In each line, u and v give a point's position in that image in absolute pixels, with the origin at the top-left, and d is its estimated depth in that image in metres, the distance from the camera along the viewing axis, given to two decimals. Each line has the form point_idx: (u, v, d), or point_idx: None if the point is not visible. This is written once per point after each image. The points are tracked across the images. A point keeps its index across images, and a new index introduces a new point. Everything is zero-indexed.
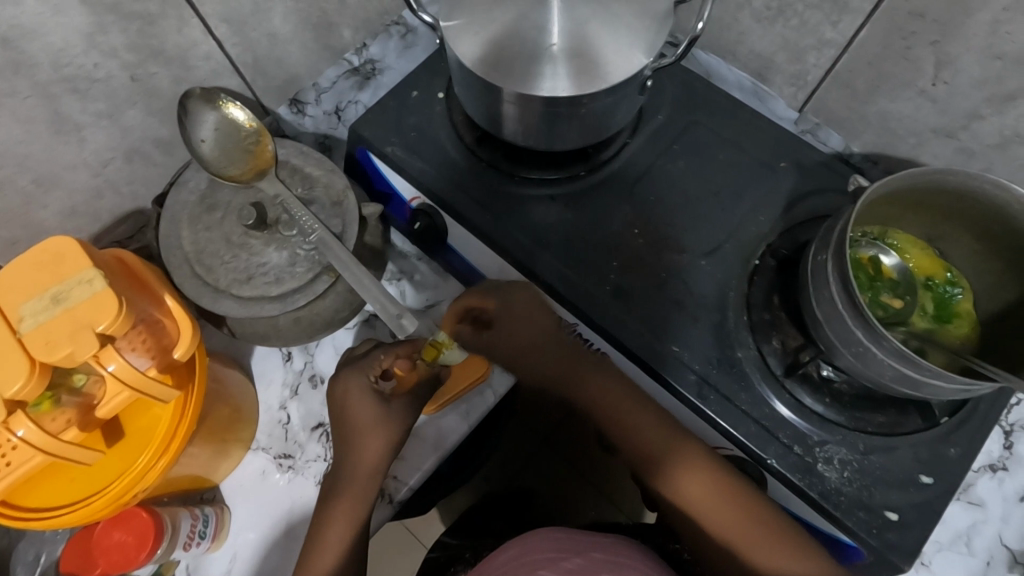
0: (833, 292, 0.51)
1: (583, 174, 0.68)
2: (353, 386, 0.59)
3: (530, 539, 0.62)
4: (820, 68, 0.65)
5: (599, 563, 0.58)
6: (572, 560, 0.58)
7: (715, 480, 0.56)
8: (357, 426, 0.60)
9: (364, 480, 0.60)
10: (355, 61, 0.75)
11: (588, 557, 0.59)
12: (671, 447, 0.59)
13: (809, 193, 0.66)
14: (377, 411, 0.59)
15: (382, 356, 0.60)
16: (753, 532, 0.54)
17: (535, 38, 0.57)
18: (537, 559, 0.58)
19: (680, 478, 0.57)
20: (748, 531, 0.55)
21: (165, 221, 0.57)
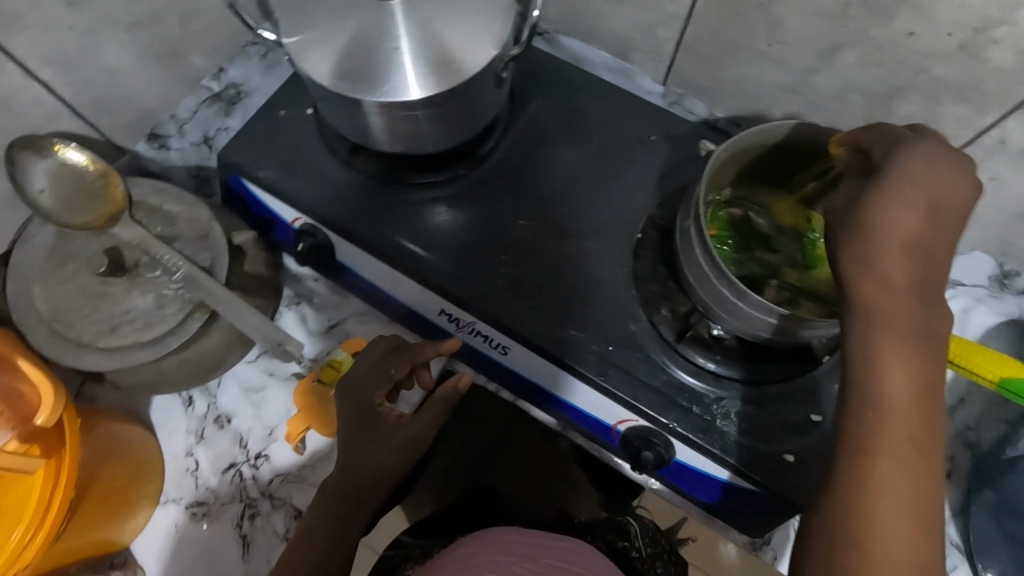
0: (698, 255, 0.53)
1: (463, 172, 0.67)
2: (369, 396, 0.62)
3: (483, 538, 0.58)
4: (671, 41, 0.67)
5: (551, 568, 0.54)
6: (525, 563, 0.54)
7: (926, 244, 0.39)
8: (365, 430, 0.61)
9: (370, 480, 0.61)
10: (215, 86, 0.72)
11: (539, 562, 0.54)
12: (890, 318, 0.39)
13: (680, 162, 0.68)
14: (384, 426, 0.62)
15: (388, 372, 0.63)
16: (903, 250, 0.39)
17: (383, 43, 0.56)
18: (485, 561, 0.52)
19: (877, 238, 0.39)
20: (896, 306, 0.39)
21: (12, 281, 0.54)
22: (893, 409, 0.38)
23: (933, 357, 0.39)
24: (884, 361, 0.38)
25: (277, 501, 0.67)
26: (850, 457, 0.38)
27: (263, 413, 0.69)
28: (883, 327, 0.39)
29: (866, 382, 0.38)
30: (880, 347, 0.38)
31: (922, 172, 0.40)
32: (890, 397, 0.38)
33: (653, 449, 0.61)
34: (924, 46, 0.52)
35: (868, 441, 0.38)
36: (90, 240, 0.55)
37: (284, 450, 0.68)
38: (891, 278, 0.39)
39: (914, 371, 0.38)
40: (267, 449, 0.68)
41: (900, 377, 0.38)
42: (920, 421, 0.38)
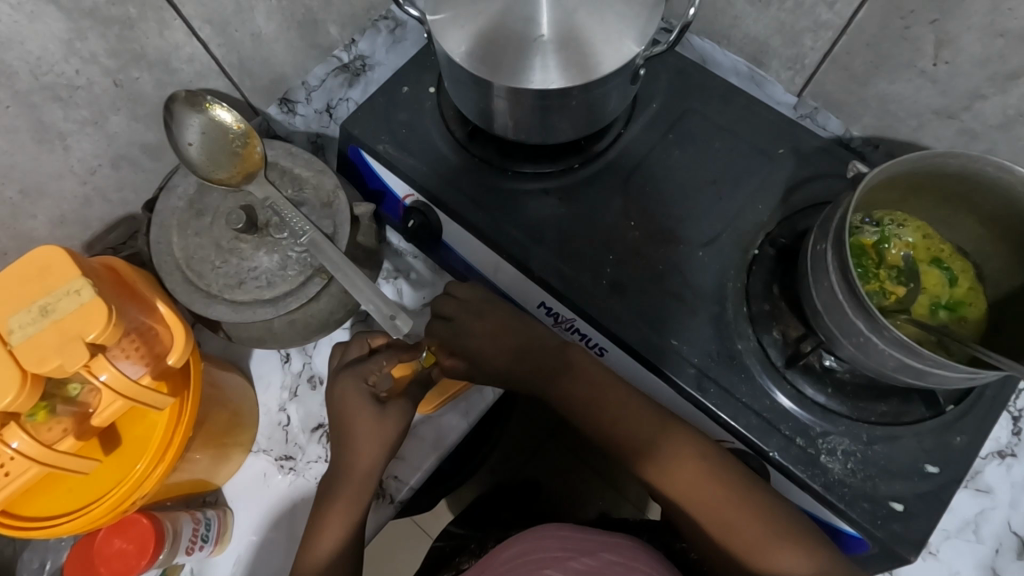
0: (833, 283, 0.50)
1: (577, 167, 0.67)
2: (348, 390, 0.58)
3: (543, 534, 0.62)
4: (817, 51, 0.63)
5: (608, 564, 0.58)
6: (582, 560, 0.58)
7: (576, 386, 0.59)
8: (348, 418, 0.58)
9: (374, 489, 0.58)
10: (344, 57, 0.74)
11: (596, 558, 0.59)
12: (658, 436, 0.56)
13: (807, 179, 0.65)
14: (370, 414, 0.57)
15: (377, 362, 0.59)
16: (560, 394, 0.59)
17: (523, 29, 0.56)
18: (543, 557, 0.58)
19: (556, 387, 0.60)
20: (625, 430, 0.57)
21: (154, 228, 0.57)
22: (724, 522, 0.53)
23: (662, 457, 0.56)
24: (676, 494, 0.55)
25: None
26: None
27: None
28: (678, 487, 0.55)
29: (658, 481, 0.56)
30: (684, 497, 0.54)
31: (480, 334, 0.60)
32: (739, 533, 0.53)
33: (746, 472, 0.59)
34: None
35: (727, 540, 0.53)
36: (225, 196, 0.58)
37: None
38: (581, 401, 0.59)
39: (708, 486, 0.54)
40: None
41: (721, 504, 0.53)
42: (752, 526, 0.53)
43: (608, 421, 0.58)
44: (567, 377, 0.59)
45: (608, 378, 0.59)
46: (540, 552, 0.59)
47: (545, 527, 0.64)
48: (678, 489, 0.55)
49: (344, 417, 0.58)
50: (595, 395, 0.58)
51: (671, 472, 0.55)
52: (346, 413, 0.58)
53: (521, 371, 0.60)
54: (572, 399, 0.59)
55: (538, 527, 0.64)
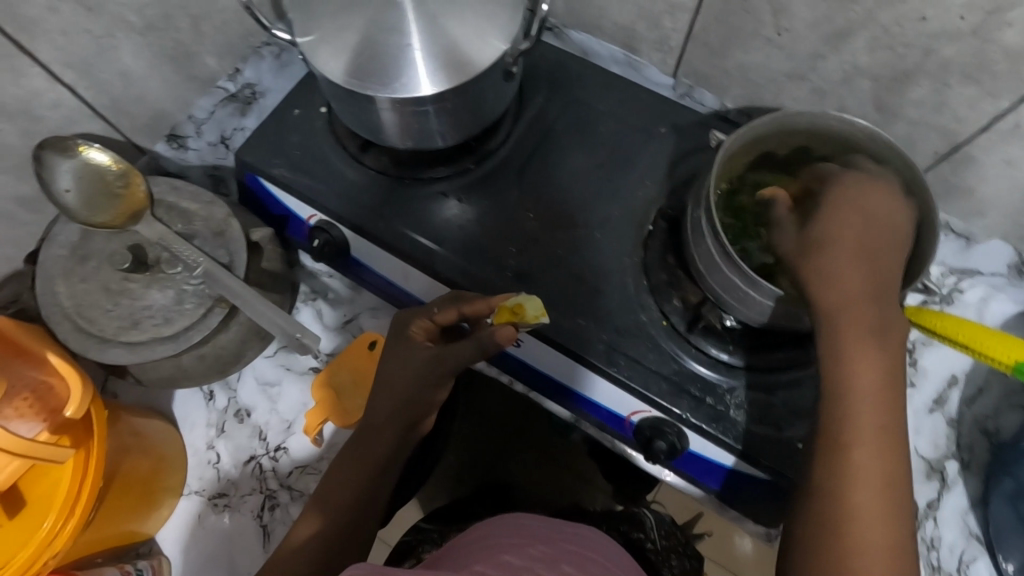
0: (709, 245, 0.53)
1: (473, 167, 0.68)
2: (399, 327, 0.60)
3: (501, 523, 0.63)
4: (679, 32, 0.67)
5: (565, 551, 0.59)
6: (538, 547, 0.57)
7: (871, 263, 0.46)
8: (392, 380, 0.58)
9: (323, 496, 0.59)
10: (230, 87, 0.74)
11: (554, 546, 0.59)
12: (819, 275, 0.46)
13: (688, 153, 0.68)
14: (400, 358, 0.58)
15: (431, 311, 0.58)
16: (856, 271, 0.45)
17: (391, 39, 0.57)
18: (499, 543, 0.58)
19: (830, 261, 0.46)
20: (845, 256, 0.46)
21: (37, 280, 0.55)
22: (842, 277, 0.45)
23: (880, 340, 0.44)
24: (806, 278, 0.47)
25: (296, 492, 0.68)
26: (843, 431, 0.42)
27: (281, 406, 0.71)
28: (837, 276, 0.46)
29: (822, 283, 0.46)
30: (841, 296, 0.45)
31: (841, 207, 0.49)
32: (855, 381, 0.43)
33: (665, 438, 0.62)
34: (932, 29, 0.52)
35: (828, 308, 0.45)
36: (110, 237, 0.57)
37: (302, 442, 0.70)
38: (843, 287, 0.45)
39: (858, 262, 0.46)
40: (285, 442, 0.70)
41: (868, 371, 0.43)
42: (880, 326, 0.44)
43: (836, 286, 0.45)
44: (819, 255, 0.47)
45: (863, 264, 0.46)
46: (494, 538, 0.59)
47: (501, 519, 0.64)
48: (801, 233, 0.49)
49: (382, 365, 0.60)
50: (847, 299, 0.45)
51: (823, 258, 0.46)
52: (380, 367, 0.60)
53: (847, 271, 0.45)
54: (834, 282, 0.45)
55: (496, 518, 0.65)
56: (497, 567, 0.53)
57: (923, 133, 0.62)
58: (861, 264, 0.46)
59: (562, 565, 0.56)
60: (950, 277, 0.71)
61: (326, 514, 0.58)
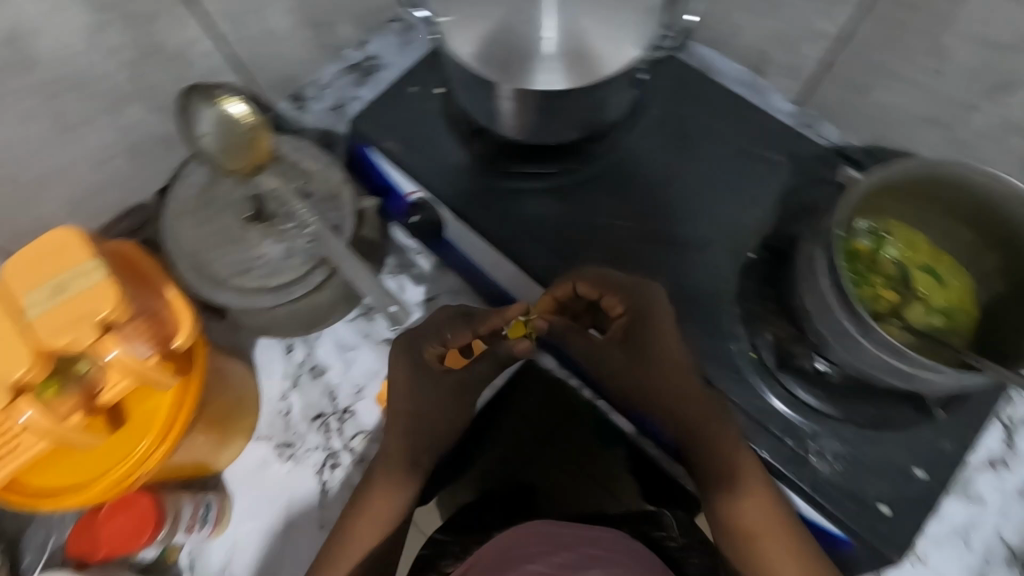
0: (823, 285, 0.51)
1: (577, 168, 0.68)
2: (402, 357, 0.60)
3: (525, 530, 0.65)
4: (816, 60, 0.65)
5: (585, 557, 0.59)
6: (564, 554, 0.59)
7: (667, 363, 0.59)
8: (407, 409, 0.62)
9: (371, 516, 0.61)
10: (355, 57, 0.76)
11: (574, 551, 0.60)
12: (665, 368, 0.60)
13: (803, 186, 0.66)
14: (425, 384, 0.61)
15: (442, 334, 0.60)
16: (667, 369, 0.60)
17: (526, 29, 0.58)
18: (528, 553, 0.60)
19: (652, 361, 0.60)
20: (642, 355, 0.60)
21: (165, 216, 0.58)
22: (674, 366, 0.59)
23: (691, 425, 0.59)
24: (653, 372, 0.60)
25: (357, 456, 0.70)
26: (719, 472, 0.58)
27: (353, 371, 0.73)
28: (668, 360, 0.59)
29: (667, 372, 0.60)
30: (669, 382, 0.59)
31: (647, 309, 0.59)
32: (723, 455, 0.57)
33: None
34: None
35: (673, 401, 0.60)
36: (235, 186, 0.60)
37: (370, 409, 0.72)
38: (674, 374, 0.59)
39: (659, 362, 0.59)
40: (353, 406, 0.72)
41: (726, 439, 0.58)
42: (697, 409, 0.59)
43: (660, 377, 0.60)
44: (654, 345, 0.59)
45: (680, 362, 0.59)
46: (518, 549, 0.61)
47: (530, 525, 0.66)
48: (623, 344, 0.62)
49: (394, 385, 0.61)
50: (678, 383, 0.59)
51: (659, 352, 0.59)
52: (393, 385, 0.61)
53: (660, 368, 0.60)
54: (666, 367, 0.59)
55: (522, 524, 0.66)
56: None
57: None
58: (665, 355, 0.59)
59: (589, 570, 0.57)
60: None
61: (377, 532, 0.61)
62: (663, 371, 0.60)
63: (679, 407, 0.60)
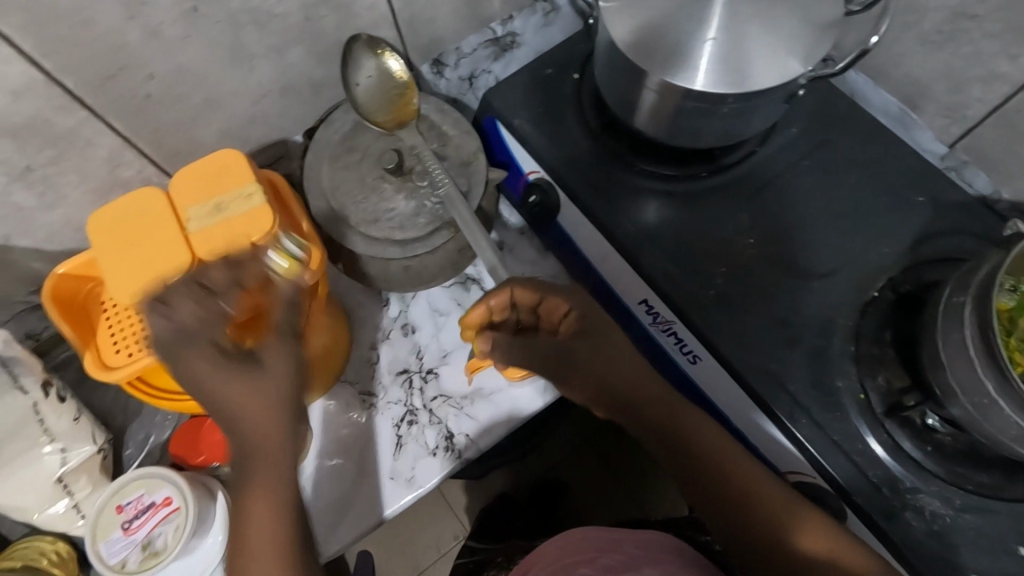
0: (965, 336, 0.48)
1: (704, 175, 0.68)
2: (197, 363, 0.43)
3: (573, 534, 0.62)
4: (984, 103, 0.61)
5: (634, 558, 0.56)
6: (612, 556, 0.57)
7: (603, 371, 0.58)
8: (222, 403, 0.44)
9: (268, 495, 0.43)
10: (498, 31, 0.78)
11: (623, 553, 0.57)
12: (623, 378, 0.58)
13: (940, 233, 0.64)
14: (224, 373, 0.43)
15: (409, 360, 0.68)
16: (596, 379, 0.58)
17: (689, 26, 0.57)
18: (576, 558, 0.57)
19: (585, 374, 0.58)
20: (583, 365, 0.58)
21: (310, 155, 0.61)
22: (611, 372, 0.58)
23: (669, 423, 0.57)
24: (576, 384, 0.59)
25: (434, 418, 0.72)
26: (715, 476, 0.54)
27: (443, 336, 0.75)
28: (603, 365, 0.58)
29: (614, 384, 0.58)
30: (618, 388, 0.58)
31: (550, 307, 0.58)
32: (713, 456, 0.55)
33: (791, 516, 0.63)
34: None
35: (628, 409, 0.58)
36: (378, 137, 0.62)
37: (452, 375, 0.73)
38: (622, 379, 0.58)
39: (592, 367, 0.58)
40: (438, 369, 0.74)
41: (711, 433, 0.56)
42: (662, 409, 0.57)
43: (610, 392, 0.58)
44: (580, 356, 0.58)
45: (630, 363, 0.59)
46: (570, 555, 0.58)
47: (574, 531, 0.63)
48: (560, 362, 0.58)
49: (217, 396, 0.44)
50: (627, 389, 0.58)
51: (598, 359, 0.58)
52: (233, 410, 0.44)
53: (602, 377, 0.58)
54: (607, 374, 0.58)
55: (568, 530, 0.63)
56: None
57: None
58: (616, 359, 0.58)
59: (638, 570, 0.54)
60: None
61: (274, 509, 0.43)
62: (610, 392, 0.58)
63: (664, 428, 0.57)
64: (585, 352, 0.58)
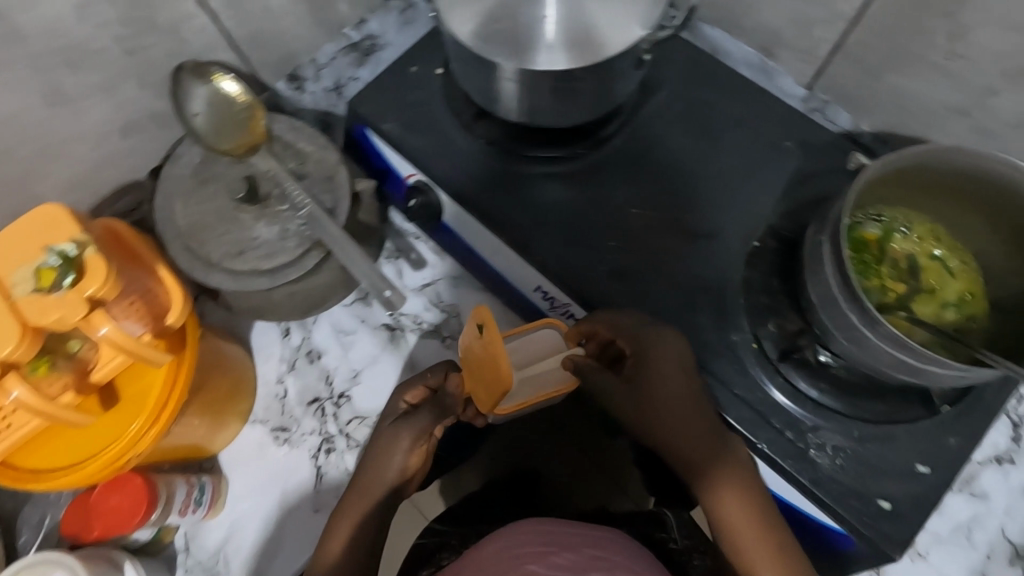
0: (828, 275, 0.49)
1: (582, 153, 0.67)
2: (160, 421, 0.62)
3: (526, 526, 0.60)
4: (830, 42, 0.62)
5: (590, 559, 0.55)
6: (564, 555, 0.55)
7: (650, 396, 0.56)
8: (378, 446, 0.59)
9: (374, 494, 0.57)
10: (354, 36, 0.75)
11: (578, 553, 0.56)
12: (669, 402, 0.56)
13: (810, 174, 0.65)
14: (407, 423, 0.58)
15: (422, 377, 0.61)
16: (643, 398, 0.57)
17: (526, 9, 0.56)
18: (524, 553, 0.55)
19: (637, 389, 0.57)
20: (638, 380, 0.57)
21: (159, 195, 0.57)
22: (656, 394, 0.56)
23: (695, 446, 0.55)
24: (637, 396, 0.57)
25: (352, 441, 0.70)
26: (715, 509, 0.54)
27: (351, 355, 0.73)
28: (652, 390, 0.56)
29: (658, 404, 0.56)
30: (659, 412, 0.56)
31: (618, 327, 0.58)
32: (716, 483, 0.54)
33: None
34: None
35: (663, 427, 0.56)
36: (229, 166, 0.58)
37: (366, 395, 0.72)
38: (663, 403, 0.56)
39: (649, 384, 0.56)
40: (349, 391, 0.72)
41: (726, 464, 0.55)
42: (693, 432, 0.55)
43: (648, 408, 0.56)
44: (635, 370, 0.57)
45: (684, 390, 0.56)
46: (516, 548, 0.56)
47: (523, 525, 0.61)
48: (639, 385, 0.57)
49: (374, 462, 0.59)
50: (668, 408, 0.56)
51: (646, 376, 0.56)
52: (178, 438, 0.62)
53: (648, 402, 0.56)
54: (654, 396, 0.56)
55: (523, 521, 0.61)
56: None
57: None
58: (665, 378, 0.56)
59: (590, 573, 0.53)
60: None
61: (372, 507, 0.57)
62: (651, 404, 0.56)
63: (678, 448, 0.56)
64: (648, 369, 0.56)
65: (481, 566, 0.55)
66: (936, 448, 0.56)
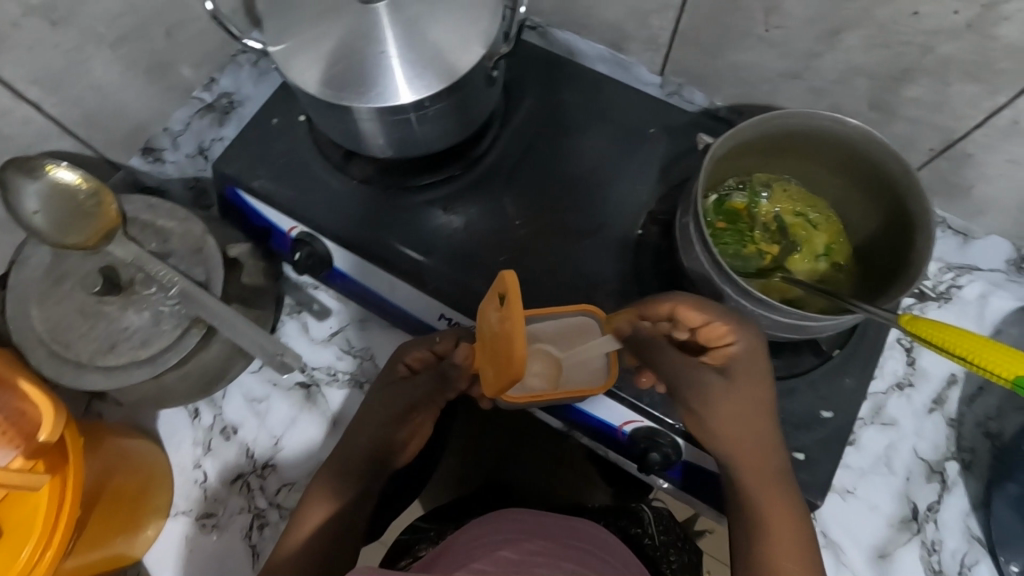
0: (699, 252, 0.52)
1: (459, 174, 0.67)
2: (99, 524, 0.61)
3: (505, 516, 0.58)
4: (667, 30, 0.65)
5: (565, 547, 0.53)
6: (537, 542, 0.53)
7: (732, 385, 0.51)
8: (370, 412, 0.61)
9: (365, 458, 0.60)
10: (206, 97, 0.72)
11: (555, 541, 0.54)
12: (740, 388, 0.51)
13: (677, 156, 0.67)
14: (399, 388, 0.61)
15: (432, 341, 0.60)
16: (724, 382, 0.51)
17: (362, 47, 0.55)
18: (495, 541, 0.53)
19: (722, 375, 0.51)
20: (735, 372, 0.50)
21: (11, 303, 0.54)
22: (739, 383, 0.50)
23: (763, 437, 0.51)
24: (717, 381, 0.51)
25: (284, 511, 0.67)
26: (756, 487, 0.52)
27: (268, 422, 0.70)
28: (730, 379, 0.51)
29: (733, 391, 0.51)
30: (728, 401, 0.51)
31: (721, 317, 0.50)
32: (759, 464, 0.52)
33: (660, 450, 0.60)
34: (929, 25, 0.51)
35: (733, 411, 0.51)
36: (84, 258, 0.55)
37: (290, 461, 0.69)
38: (744, 390, 0.51)
39: (741, 376, 0.50)
40: (273, 460, 0.69)
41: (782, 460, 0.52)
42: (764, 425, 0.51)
43: (720, 390, 0.51)
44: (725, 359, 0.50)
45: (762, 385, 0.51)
46: (491, 536, 0.54)
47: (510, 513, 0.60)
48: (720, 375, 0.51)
49: (361, 425, 0.61)
50: (747, 398, 0.51)
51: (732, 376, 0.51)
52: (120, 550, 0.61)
53: (718, 387, 0.51)
54: (736, 386, 0.51)
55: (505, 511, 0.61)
56: (490, 564, 0.49)
57: (923, 132, 0.61)
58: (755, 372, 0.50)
59: (563, 560, 0.50)
60: (948, 274, 0.70)
61: (364, 473, 0.60)
62: (726, 388, 0.51)
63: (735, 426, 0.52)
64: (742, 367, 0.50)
65: (453, 551, 0.54)
66: (836, 392, 0.59)
